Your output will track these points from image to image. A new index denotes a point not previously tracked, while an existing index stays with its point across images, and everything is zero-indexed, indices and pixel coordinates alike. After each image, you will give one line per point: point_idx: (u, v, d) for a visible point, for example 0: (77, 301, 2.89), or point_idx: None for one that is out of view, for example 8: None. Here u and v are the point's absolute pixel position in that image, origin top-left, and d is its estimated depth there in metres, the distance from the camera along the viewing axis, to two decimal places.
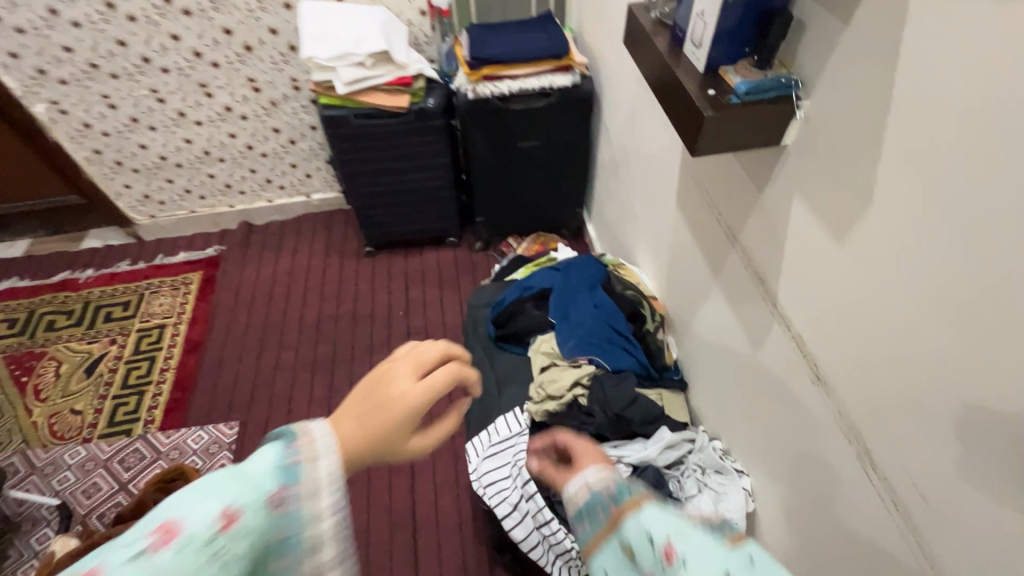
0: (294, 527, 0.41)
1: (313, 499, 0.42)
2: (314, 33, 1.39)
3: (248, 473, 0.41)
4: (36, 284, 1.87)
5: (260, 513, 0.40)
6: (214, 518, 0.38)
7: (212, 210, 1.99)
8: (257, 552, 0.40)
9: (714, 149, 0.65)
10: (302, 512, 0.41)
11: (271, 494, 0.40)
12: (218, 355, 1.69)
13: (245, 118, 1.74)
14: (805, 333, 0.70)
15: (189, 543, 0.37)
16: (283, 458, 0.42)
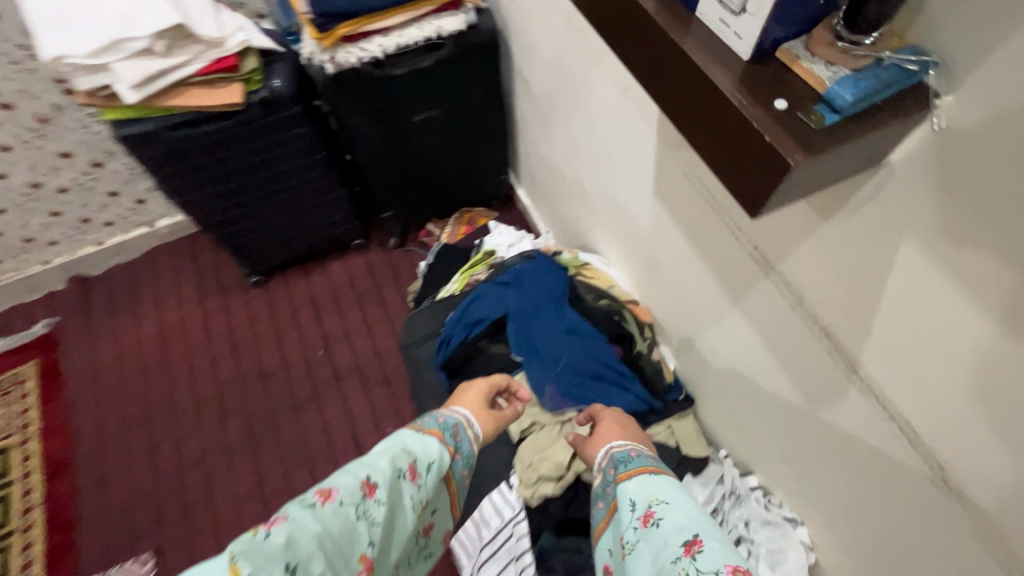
0: (424, 484, 0.64)
1: (434, 464, 0.66)
2: (53, 16, 0.89)
3: (398, 444, 0.64)
4: None
5: (401, 478, 0.62)
6: (361, 488, 0.58)
7: (19, 274, 1.46)
8: (383, 518, 0.58)
9: (789, 202, 0.37)
10: (435, 465, 0.66)
11: (405, 467, 0.62)
12: (95, 469, 1.29)
13: (9, 148, 1.20)
14: (920, 415, 0.50)
15: (349, 498, 0.57)
16: (440, 425, 0.72)
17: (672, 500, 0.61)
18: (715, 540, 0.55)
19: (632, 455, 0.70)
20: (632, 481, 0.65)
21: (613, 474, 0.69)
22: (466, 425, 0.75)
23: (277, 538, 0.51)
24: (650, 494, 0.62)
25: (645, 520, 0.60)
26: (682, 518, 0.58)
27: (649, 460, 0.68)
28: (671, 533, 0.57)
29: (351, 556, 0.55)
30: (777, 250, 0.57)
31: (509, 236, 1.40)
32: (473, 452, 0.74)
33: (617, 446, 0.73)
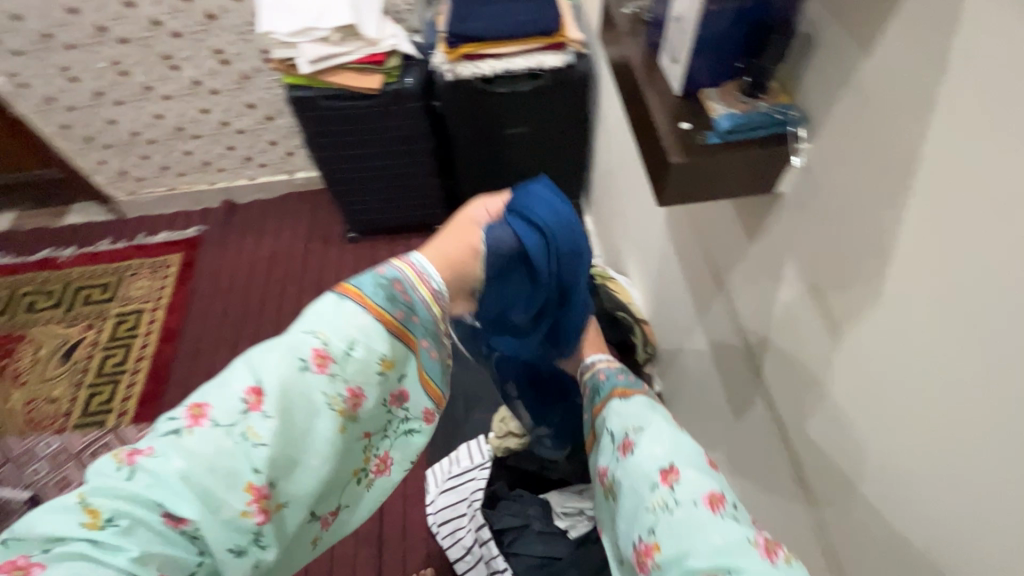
0: (353, 376, 0.59)
1: (364, 347, 0.60)
2: (274, 3, 1.23)
3: (312, 325, 0.60)
4: (19, 263, 1.86)
5: (307, 372, 0.57)
6: (242, 398, 0.54)
7: (192, 187, 1.89)
8: (284, 425, 0.54)
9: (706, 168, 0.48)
10: (367, 348, 0.61)
11: (312, 355, 0.58)
12: (192, 345, 1.64)
13: (216, 92, 1.60)
14: (792, 418, 0.60)
15: (230, 418, 0.54)
16: (379, 281, 0.64)
17: (646, 419, 0.67)
18: (674, 438, 0.64)
19: (612, 379, 0.75)
20: (611, 406, 0.72)
21: (594, 406, 0.76)
22: (421, 279, 0.66)
23: (133, 481, 0.51)
24: (627, 420, 0.68)
25: (626, 451, 0.66)
26: (645, 435, 0.65)
27: (625, 379, 0.75)
28: (643, 470, 0.62)
29: (238, 477, 0.52)
30: (727, 268, 0.69)
31: None
32: (433, 316, 0.67)
33: (604, 364, 0.78)
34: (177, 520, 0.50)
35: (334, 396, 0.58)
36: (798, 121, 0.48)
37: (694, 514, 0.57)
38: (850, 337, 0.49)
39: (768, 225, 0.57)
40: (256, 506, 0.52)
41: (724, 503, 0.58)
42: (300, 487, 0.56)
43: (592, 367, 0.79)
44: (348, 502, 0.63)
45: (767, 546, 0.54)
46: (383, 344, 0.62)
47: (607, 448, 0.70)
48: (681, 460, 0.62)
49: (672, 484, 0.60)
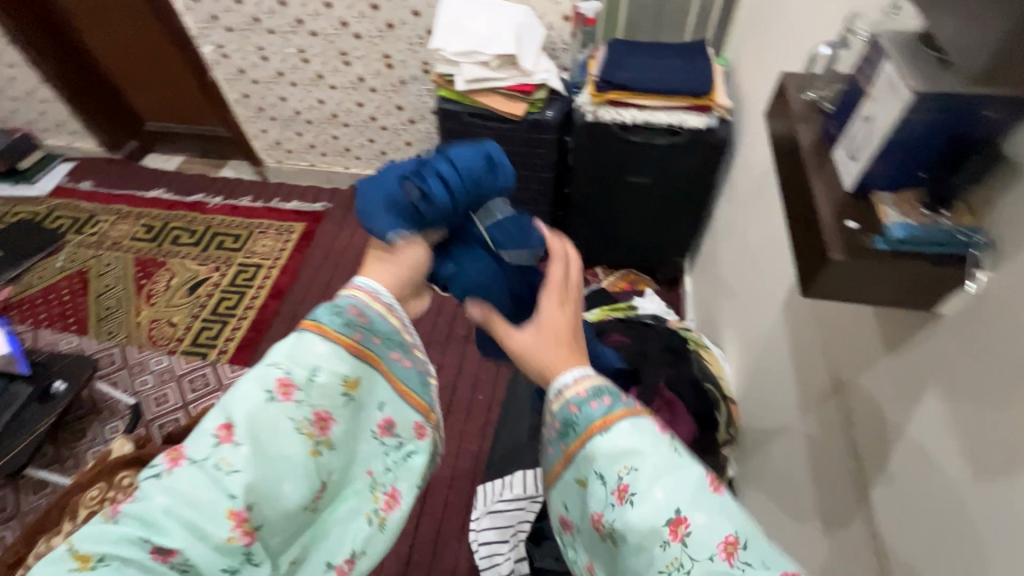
0: (319, 400, 0.59)
1: (329, 369, 0.59)
2: (451, 23, 1.33)
3: (270, 358, 0.58)
4: (176, 201, 2.14)
5: (274, 402, 0.56)
6: (216, 433, 0.55)
7: (329, 168, 2.09)
8: (254, 454, 0.55)
9: (864, 273, 0.47)
10: (332, 370, 0.59)
11: (276, 386, 0.57)
12: (293, 308, 1.78)
13: (375, 91, 1.76)
14: (891, 551, 0.56)
15: (200, 455, 0.55)
16: (336, 309, 0.60)
17: (636, 452, 0.54)
18: (674, 470, 0.53)
19: (585, 407, 0.57)
20: (593, 441, 0.56)
21: (564, 436, 0.59)
22: (375, 299, 0.62)
23: (134, 516, 0.53)
24: (614, 457, 0.54)
25: (621, 498, 0.54)
26: (657, 495, 0.52)
27: (605, 405, 0.57)
28: (642, 525, 0.52)
29: (215, 512, 0.53)
30: (850, 371, 0.66)
31: (656, 305, 1.54)
32: (402, 333, 0.65)
33: (576, 381, 0.58)
34: (165, 554, 0.52)
35: (296, 420, 0.57)
36: (981, 247, 0.45)
37: (711, 565, 0.49)
38: (988, 485, 0.45)
39: (912, 340, 0.54)
40: (240, 531, 0.54)
41: (740, 545, 0.50)
42: (275, 515, 0.57)
43: (558, 396, 0.58)
44: (363, 547, 0.63)
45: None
46: (347, 366, 0.60)
47: (594, 493, 0.56)
48: (688, 503, 0.51)
49: (708, 565, 0.49)
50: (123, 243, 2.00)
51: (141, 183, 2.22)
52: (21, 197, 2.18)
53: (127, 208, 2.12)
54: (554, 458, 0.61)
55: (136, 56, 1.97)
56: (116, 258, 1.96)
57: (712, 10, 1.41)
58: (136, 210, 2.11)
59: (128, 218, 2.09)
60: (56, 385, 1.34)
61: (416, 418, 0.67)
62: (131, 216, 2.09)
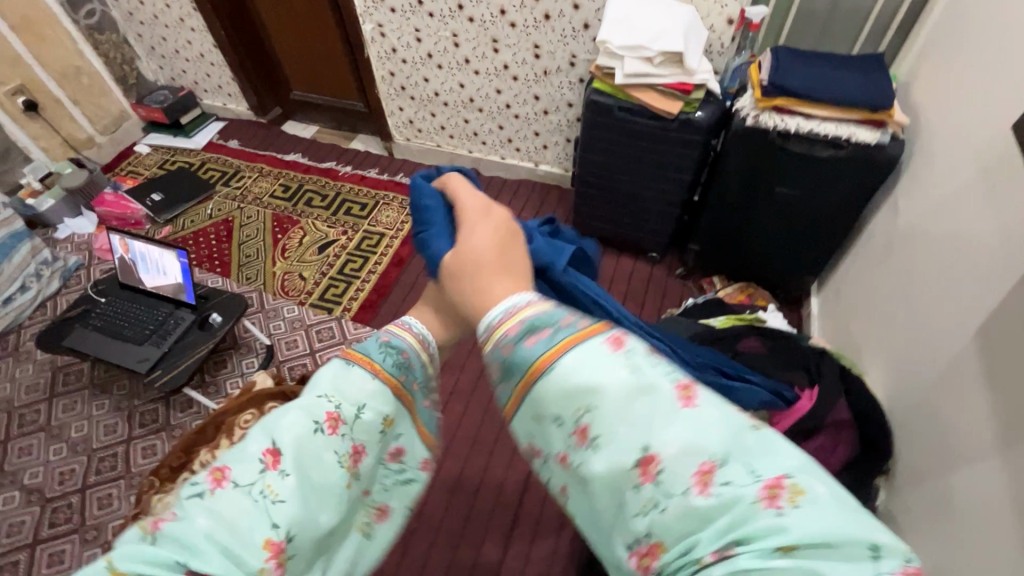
0: (364, 433, 0.52)
1: (376, 407, 0.53)
2: (618, 17, 1.37)
3: (314, 396, 0.52)
4: (310, 165, 2.30)
5: (321, 433, 0.49)
6: (261, 459, 0.47)
7: (454, 150, 2.18)
8: (304, 482, 0.47)
9: None
10: (378, 408, 0.53)
11: (325, 418, 0.50)
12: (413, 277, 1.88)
13: (516, 79, 1.82)
14: None
15: (244, 480, 0.46)
16: (386, 346, 0.57)
17: (586, 383, 0.38)
18: (638, 398, 0.37)
19: (523, 343, 0.42)
20: (534, 383, 0.41)
21: (507, 376, 0.43)
22: (421, 345, 0.60)
23: (161, 549, 0.42)
24: (563, 392, 0.39)
25: (582, 442, 0.39)
26: (618, 426, 0.37)
27: (548, 329, 0.42)
28: (606, 473, 0.37)
29: (249, 541, 0.43)
30: None
31: (782, 322, 1.49)
32: (432, 376, 0.61)
33: (507, 316, 0.44)
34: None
35: (344, 454, 0.50)
36: None
37: (691, 506, 0.34)
38: None
39: None
40: (274, 565, 0.43)
41: (726, 467, 0.35)
42: (310, 553, 0.47)
43: (487, 334, 0.45)
44: None
45: (776, 489, 0.34)
46: (392, 404, 0.55)
47: (547, 435, 0.41)
48: (654, 432, 0.36)
49: (686, 504, 0.34)
50: (263, 199, 2.18)
51: (281, 147, 2.41)
52: (180, 147, 2.43)
53: (267, 167, 2.31)
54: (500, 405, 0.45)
55: (298, 30, 2.14)
56: (256, 211, 2.13)
57: (892, 24, 1.35)
58: (275, 171, 2.29)
59: (268, 177, 2.27)
60: (214, 316, 1.49)
61: (435, 462, 0.61)
62: (271, 175, 2.27)
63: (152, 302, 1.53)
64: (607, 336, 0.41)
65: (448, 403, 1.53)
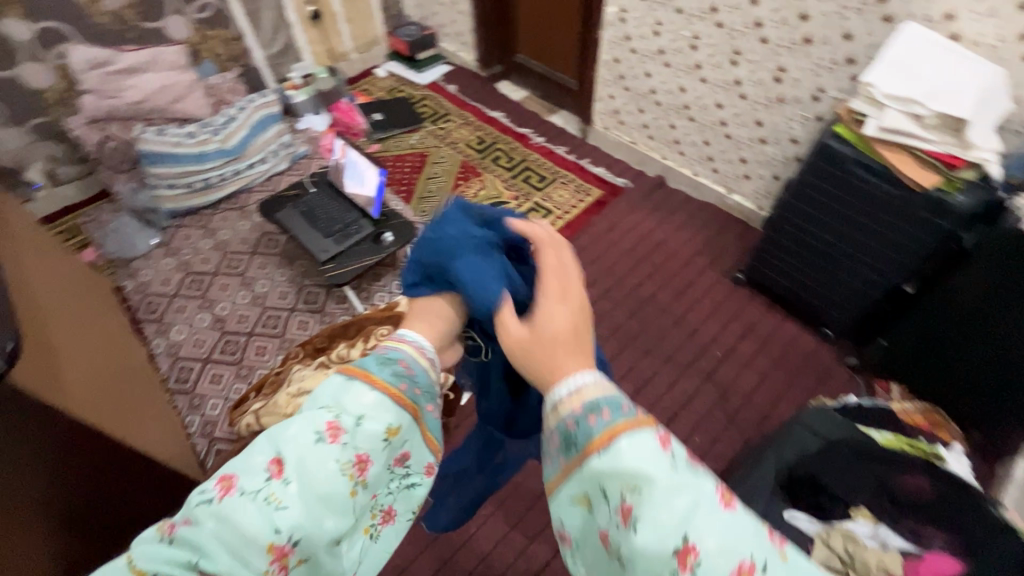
0: (364, 444, 0.57)
1: (375, 418, 0.59)
2: (897, 62, 1.19)
3: (310, 418, 0.57)
4: (509, 127, 2.41)
5: (322, 442, 0.56)
6: (267, 467, 0.54)
7: (647, 151, 2.11)
8: (304, 488, 0.53)
9: None
10: (378, 418, 0.59)
11: (326, 428, 0.56)
12: None
13: (743, 99, 1.68)
14: None
15: (251, 488, 0.53)
16: (384, 362, 0.62)
17: (643, 471, 0.46)
18: (679, 490, 0.45)
19: (584, 422, 0.50)
20: (589, 461, 0.49)
21: (563, 454, 0.52)
22: (421, 354, 0.65)
23: (175, 550, 0.50)
24: (614, 477, 0.47)
25: (623, 521, 0.46)
26: (652, 514, 0.45)
27: (605, 418, 0.50)
28: (648, 549, 0.44)
29: (256, 546, 0.51)
30: None
31: (969, 471, 1.18)
32: (436, 383, 0.66)
33: (573, 395, 0.52)
34: None
35: (346, 461, 0.56)
36: None
37: None
38: None
39: None
40: (278, 565, 0.52)
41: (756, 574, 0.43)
42: (318, 552, 0.55)
43: (554, 405, 0.53)
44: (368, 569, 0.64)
45: None
46: (392, 412, 0.60)
47: (597, 514, 0.49)
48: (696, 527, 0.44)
49: None
50: (459, 145, 2.34)
51: (490, 102, 2.55)
52: (409, 80, 2.70)
53: (472, 118, 2.47)
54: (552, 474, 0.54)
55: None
56: (449, 154, 2.30)
57: None
58: (477, 123, 2.44)
59: (470, 126, 2.43)
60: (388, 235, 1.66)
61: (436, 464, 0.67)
62: (472, 126, 2.43)
63: (347, 205, 1.75)
64: (658, 433, 0.49)
65: None
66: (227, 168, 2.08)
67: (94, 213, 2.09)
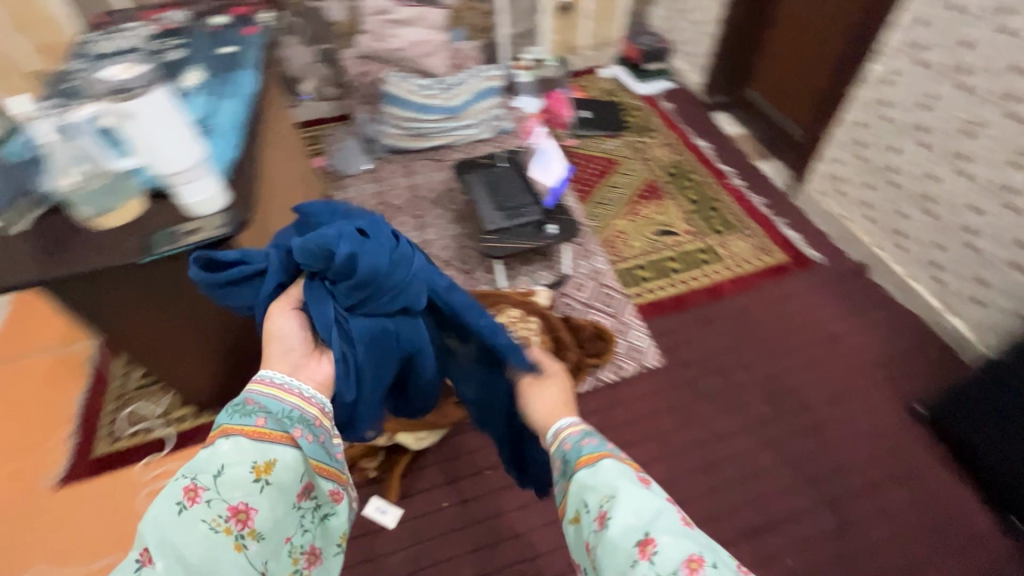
0: (231, 495, 0.67)
1: (236, 462, 0.68)
2: None
3: (163, 498, 0.65)
4: (710, 160, 2.29)
5: (184, 510, 0.64)
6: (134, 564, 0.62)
7: (858, 232, 1.85)
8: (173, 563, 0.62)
9: None
10: (236, 462, 0.68)
11: (184, 495, 0.65)
12: (713, 316, 1.75)
13: (1010, 210, 1.38)
14: None
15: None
16: (231, 415, 0.72)
17: (615, 486, 0.70)
18: (643, 500, 0.68)
19: (581, 446, 0.78)
20: (580, 474, 0.74)
21: (563, 475, 0.79)
22: (270, 385, 0.77)
23: None
24: (598, 488, 0.71)
25: (601, 523, 0.69)
26: (619, 512, 0.67)
27: (594, 446, 0.77)
28: (620, 535, 0.66)
29: None
30: None
31: None
32: (297, 411, 0.77)
33: (572, 428, 0.82)
34: None
35: (217, 517, 0.65)
36: None
37: None
38: None
39: None
40: None
41: (705, 564, 0.62)
42: None
43: (557, 436, 0.82)
44: None
45: None
46: (252, 453, 0.70)
47: (582, 524, 0.72)
48: (656, 527, 0.65)
49: None
50: (652, 163, 2.30)
51: (700, 130, 2.45)
52: (628, 87, 2.71)
53: (676, 140, 2.39)
54: (557, 498, 0.79)
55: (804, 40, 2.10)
56: (639, 169, 2.27)
57: None
58: (679, 147, 2.36)
59: (670, 148, 2.36)
60: (552, 227, 1.71)
61: (330, 485, 0.79)
62: (673, 148, 2.36)
63: (527, 188, 1.84)
64: (639, 473, 0.74)
65: (648, 439, 1.48)
66: (441, 123, 2.33)
67: (335, 130, 2.49)
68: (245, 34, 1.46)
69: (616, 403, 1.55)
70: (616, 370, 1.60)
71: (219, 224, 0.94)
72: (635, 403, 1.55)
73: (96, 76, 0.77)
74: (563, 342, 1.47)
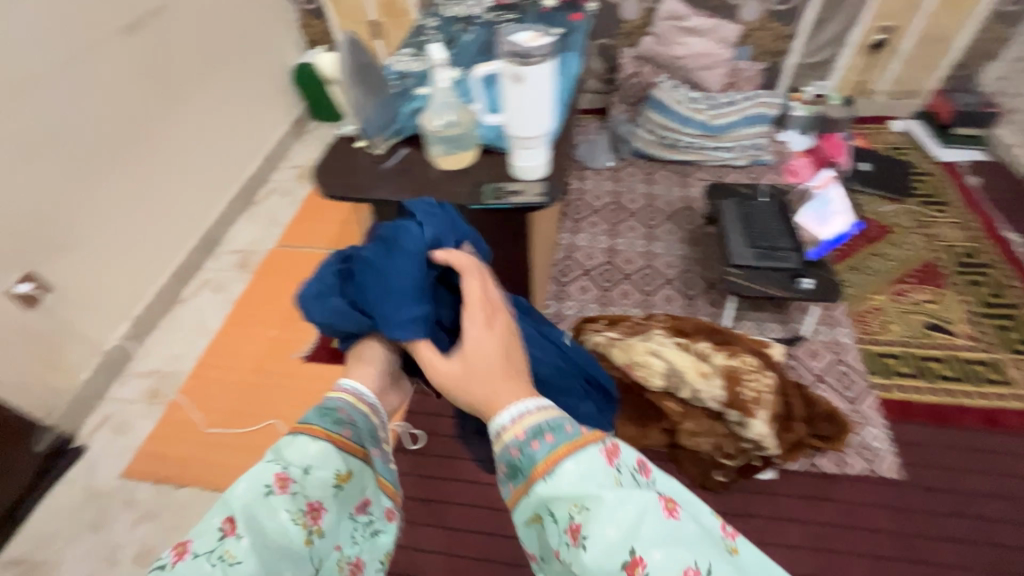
0: (313, 492, 0.62)
1: (322, 466, 0.63)
2: None
3: (252, 473, 0.60)
4: (1020, 260, 1.86)
5: (272, 495, 0.59)
6: (219, 529, 0.56)
7: None
8: (256, 543, 0.56)
9: None
10: (326, 465, 0.63)
11: (274, 481, 0.60)
12: (983, 445, 1.42)
13: None
14: None
15: (205, 549, 0.54)
16: (325, 413, 0.67)
17: (594, 493, 0.53)
18: (621, 504, 0.52)
19: (529, 447, 0.58)
20: (537, 486, 0.56)
21: (513, 478, 0.60)
22: (359, 401, 0.71)
23: None
24: (568, 497, 0.54)
25: (574, 539, 0.52)
26: (596, 526, 0.51)
27: (547, 442, 0.58)
28: (601, 562, 0.50)
29: None
30: None
31: None
32: (375, 425, 0.72)
33: (514, 422, 0.59)
34: None
35: (296, 512, 0.59)
36: None
37: None
38: None
39: None
40: None
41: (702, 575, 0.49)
42: None
43: (497, 436, 0.60)
44: None
45: None
46: (340, 457, 0.65)
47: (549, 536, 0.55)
48: (642, 541, 0.50)
49: None
50: (937, 242, 1.93)
51: (1012, 220, 2.00)
52: (925, 147, 2.31)
53: (976, 225, 1.98)
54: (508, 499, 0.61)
55: None
56: (917, 245, 1.93)
57: None
58: (978, 233, 1.95)
59: (966, 232, 1.96)
60: (808, 281, 1.53)
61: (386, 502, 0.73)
62: (970, 233, 1.96)
63: (787, 232, 1.67)
64: (602, 450, 0.58)
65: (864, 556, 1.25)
66: (698, 140, 2.23)
67: (585, 122, 2.55)
68: (571, 19, 1.53)
69: (832, 497, 1.33)
70: (840, 462, 1.39)
71: (540, 190, 0.99)
72: (856, 507, 1.32)
73: (508, 38, 0.84)
74: (792, 411, 1.32)
